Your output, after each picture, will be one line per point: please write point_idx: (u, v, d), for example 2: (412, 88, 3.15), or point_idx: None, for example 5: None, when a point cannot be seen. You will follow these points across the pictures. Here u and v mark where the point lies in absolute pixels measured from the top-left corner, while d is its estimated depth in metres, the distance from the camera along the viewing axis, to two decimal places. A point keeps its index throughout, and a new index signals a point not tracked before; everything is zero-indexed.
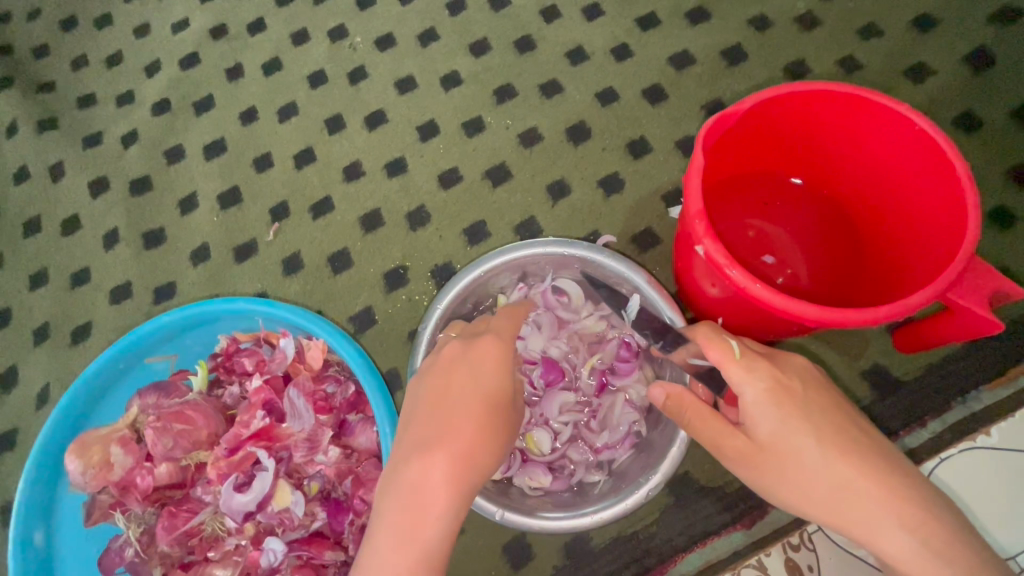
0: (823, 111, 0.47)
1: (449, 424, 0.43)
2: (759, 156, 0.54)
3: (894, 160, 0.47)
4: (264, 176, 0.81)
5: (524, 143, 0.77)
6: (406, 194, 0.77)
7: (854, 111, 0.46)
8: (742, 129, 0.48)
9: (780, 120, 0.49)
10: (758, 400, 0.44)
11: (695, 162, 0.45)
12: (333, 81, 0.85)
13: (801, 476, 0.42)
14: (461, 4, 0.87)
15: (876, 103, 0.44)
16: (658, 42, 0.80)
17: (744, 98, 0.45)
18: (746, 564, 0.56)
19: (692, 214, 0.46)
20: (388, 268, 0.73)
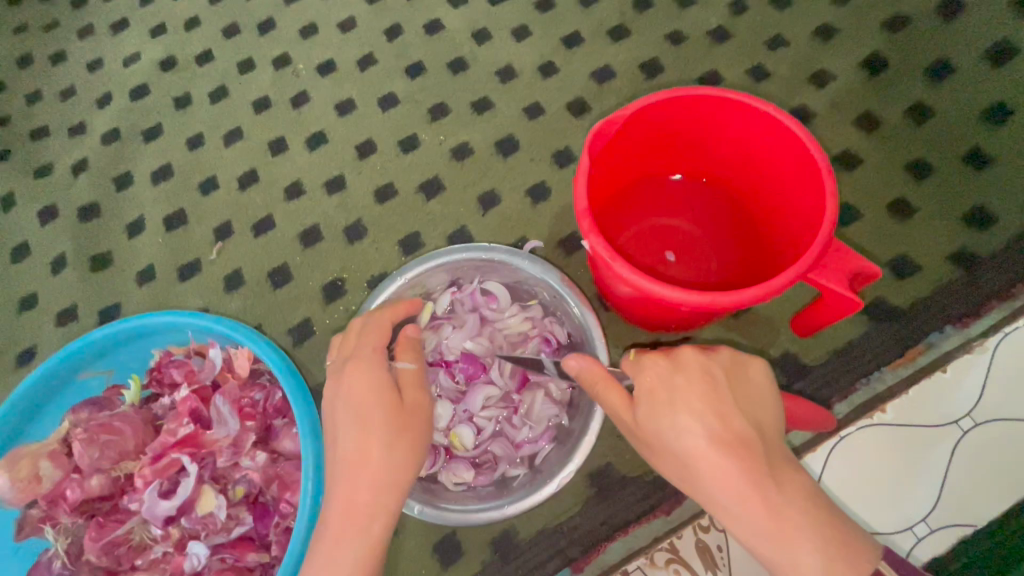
0: (699, 112, 0.51)
1: (350, 464, 0.47)
2: (654, 158, 0.58)
3: (769, 152, 0.51)
4: (209, 199, 0.84)
5: (456, 157, 0.81)
6: (344, 209, 0.80)
7: (726, 110, 0.50)
8: (628, 133, 0.51)
9: (662, 123, 0.52)
10: (664, 391, 0.44)
11: (580, 165, 0.47)
12: (277, 106, 0.89)
13: (709, 475, 0.41)
14: (399, 30, 0.92)
15: (743, 101, 0.48)
16: (582, 59, 0.85)
17: (623, 104, 0.48)
18: (659, 547, 0.58)
19: (579, 213, 0.48)
20: (326, 280, 0.76)
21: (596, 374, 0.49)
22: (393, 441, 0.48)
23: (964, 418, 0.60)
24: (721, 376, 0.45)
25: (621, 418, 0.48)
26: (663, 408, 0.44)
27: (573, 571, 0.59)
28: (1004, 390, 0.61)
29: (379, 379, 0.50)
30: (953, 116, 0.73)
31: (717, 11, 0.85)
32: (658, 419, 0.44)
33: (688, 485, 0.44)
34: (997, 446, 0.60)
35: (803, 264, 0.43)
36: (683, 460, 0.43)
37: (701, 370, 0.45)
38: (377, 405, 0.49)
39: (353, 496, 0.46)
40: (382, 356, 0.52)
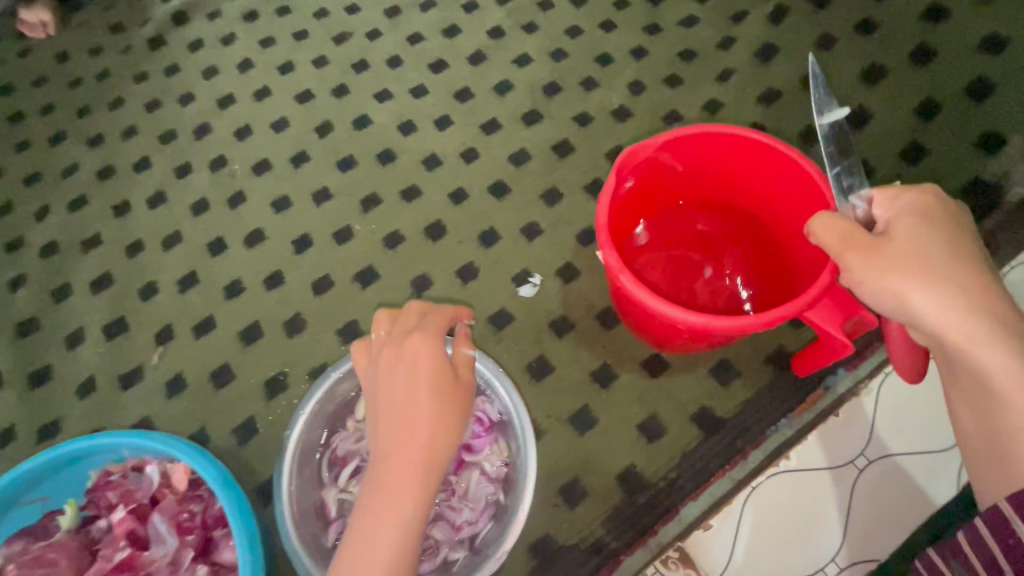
0: (712, 145, 0.64)
1: (398, 453, 0.47)
2: (675, 184, 0.71)
3: (797, 197, 0.62)
4: (150, 303, 0.86)
5: (388, 245, 0.86)
6: (283, 304, 0.83)
7: (736, 143, 0.63)
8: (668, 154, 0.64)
9: (682, 154, 0.65)
10: (946, 225, 0.48)
11: (606, 186, 0.58)
12: (215, 207, 0.93)
13: (990, 301, 0.44)
14: (329, 127, 0.98)
15: (748, 136, 0.61)
16: (500, 144, 0.92)
17: (665, 131, 0.60)
18: None
19: (598, 228, 0.57)
20: (269, 376, 0.78)
21: (834, 218, 0.49)
22: (438, 424, 0.49)
23: (860, 457, 0.65)
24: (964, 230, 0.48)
25: (861, 244, 0.47)
26: (916, 228, 0.47)
27: None
28: (895, 426, 0.66)
29: (441, 355, 0.52)
30: None
31: (618, 92, 0.95)
32: (952, 252, 0.46)
33: (960, 327, 0.43)
34: (895, 481, 0.64)
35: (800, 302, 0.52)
36: (967, 288, 0.44)
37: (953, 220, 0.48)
38: (433, 375, 0.51)
39: (389, 490, 0.46)
40: (442, 334, 0.54)
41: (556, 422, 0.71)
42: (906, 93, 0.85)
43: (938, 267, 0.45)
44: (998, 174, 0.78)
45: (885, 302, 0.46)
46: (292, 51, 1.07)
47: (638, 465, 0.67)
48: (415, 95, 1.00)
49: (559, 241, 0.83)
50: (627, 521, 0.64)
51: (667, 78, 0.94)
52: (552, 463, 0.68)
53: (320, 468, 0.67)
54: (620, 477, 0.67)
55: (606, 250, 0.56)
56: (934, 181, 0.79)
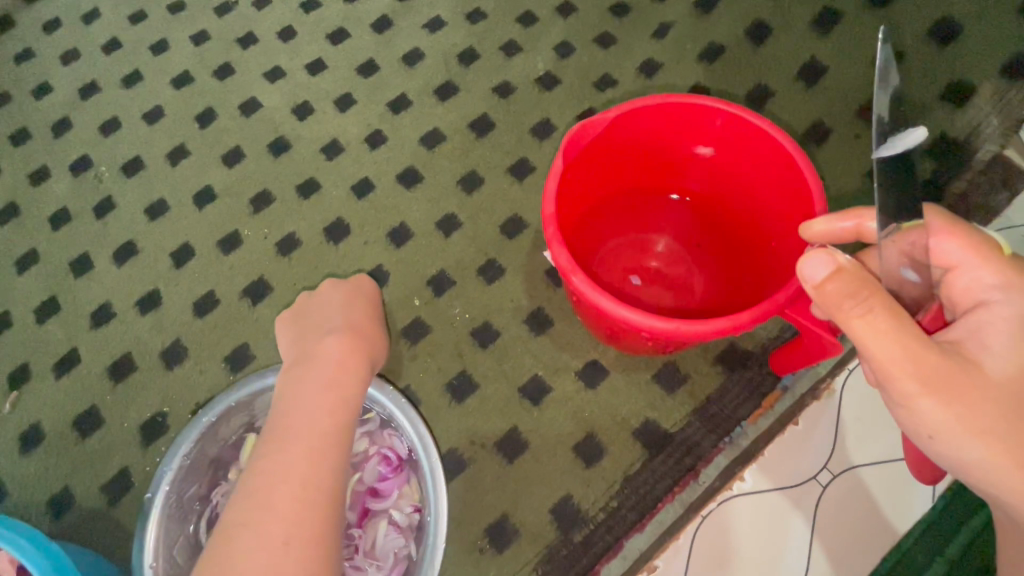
0: (675, 118, 0.54)
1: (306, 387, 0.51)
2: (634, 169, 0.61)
3: (763, 174, 0.54)
4: (1, 340, 0.72)
5: (282, 251, 0.73)
6: (160, 330, 0.70)
7: (701, 118, 0.53)
8: (615, 134, 0.54)
9: (635, 134, 0.55)
10: None
11: (552, 168, 0.48)
12: (78, 218, 0.79)
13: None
14: (211, 115, 0.84)
15: (716, 108, 0.51)
16: (410, 124, 0.80)
17: (609, 107, 0.50)
18: None
19: (545, 220, 0.47)
20: (145, 418, 0.66)
21: (880, 301, 0.36)
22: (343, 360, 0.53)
23: (822, 472, 0.57)
24: None
25: (924, 367, 0.36)
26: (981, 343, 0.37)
27: None
28: (859, 432, 0.58)
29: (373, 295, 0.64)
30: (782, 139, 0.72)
31: (543, 56, 0.83)
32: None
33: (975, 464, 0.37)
34: (863, 495, 0.57)
35: (776, 302, 0.43)
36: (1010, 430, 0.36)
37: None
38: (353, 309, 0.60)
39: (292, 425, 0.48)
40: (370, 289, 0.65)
41: (480, 449, 0.61)
42: (862, 43, 0.75)
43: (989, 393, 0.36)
44: (967, 130, 0.69)
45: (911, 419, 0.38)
46: (164, 26, 0.91)
47: (575, 496, 0.58)
48: (312, 71, 0.86)
49: (479, 235, 0.72)
50: (563, 564, 0.56)
51: (598, 38, 0.82)
52: (476, 501, 0.59)
53: (200, 530, 0.57)
54: (555, 511, 0.58)
55: (554, 248, 0.45)
56: None
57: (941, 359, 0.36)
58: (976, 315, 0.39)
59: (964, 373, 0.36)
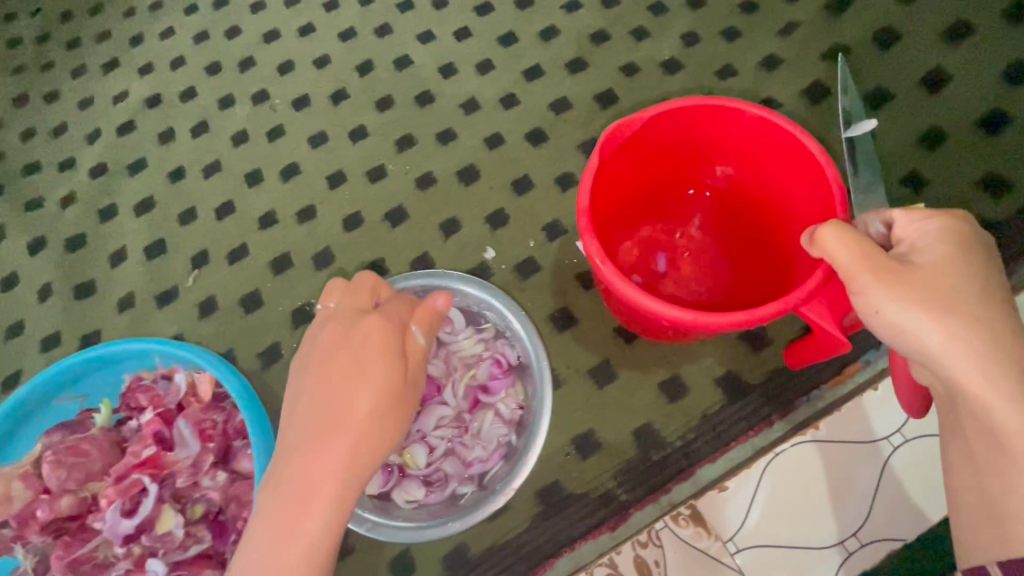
0: (684, 120, 0.60)
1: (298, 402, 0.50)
2: (652, 173, 0.68)
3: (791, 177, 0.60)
4: (188, 228, 0.88)
5: (420, 186, 0.85)
6: (314, 237, 0.84)
7: (734, 120, 0.60)
8: (656, 131, 0.61)
9: (673, 130, 0.62)
10: (975, 252, 0.45)
11: (591, 164, 0.55)
12: (254, 139, 0.94)
13: (1003, 333, 0.42)
14: (369, 66, 0.97)
15: (719, 105, 0.58)
16: (541, 92, 0.89)
17: (648, 107, 0.57)
18: (600, 562, 0.60)
19: (579, 209, 0.54)
20: (296, 306, 0.80)
21: (845, 229, 0.46)
22: (360, 366, 0.50)
23: (894, 435, 0.63)
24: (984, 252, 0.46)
25: (881, 270, 0.44)
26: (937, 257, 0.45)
27: None
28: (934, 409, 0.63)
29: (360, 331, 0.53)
30: (895, 141, 0.75)
31: (669, 44, 0.90)
32: (981, 300, 0.43)
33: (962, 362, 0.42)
34: (928, 463, 0.62)
35: (791, 300, 0.48)
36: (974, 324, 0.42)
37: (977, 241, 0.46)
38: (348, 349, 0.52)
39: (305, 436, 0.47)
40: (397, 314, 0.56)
41: (574, 372, 0.69)
42: (990, 58, 0.77)
43: (943, 291, 0.43)
44: None
45: (888, 330, 0.45)
46: None
47: (656, 423, 0.65)
48: (458, 38, 0.97)
49: None
50: (638, 478, 0.63)
51: (724, 32, 0.89)
52: (566, 414, 0.67)
53: None
54: (635, 433, 0.65)
55: (586, 240, 0.53)
56: (1010, 157, 0.73)
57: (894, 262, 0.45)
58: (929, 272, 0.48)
59: (909, 275, 0.44)
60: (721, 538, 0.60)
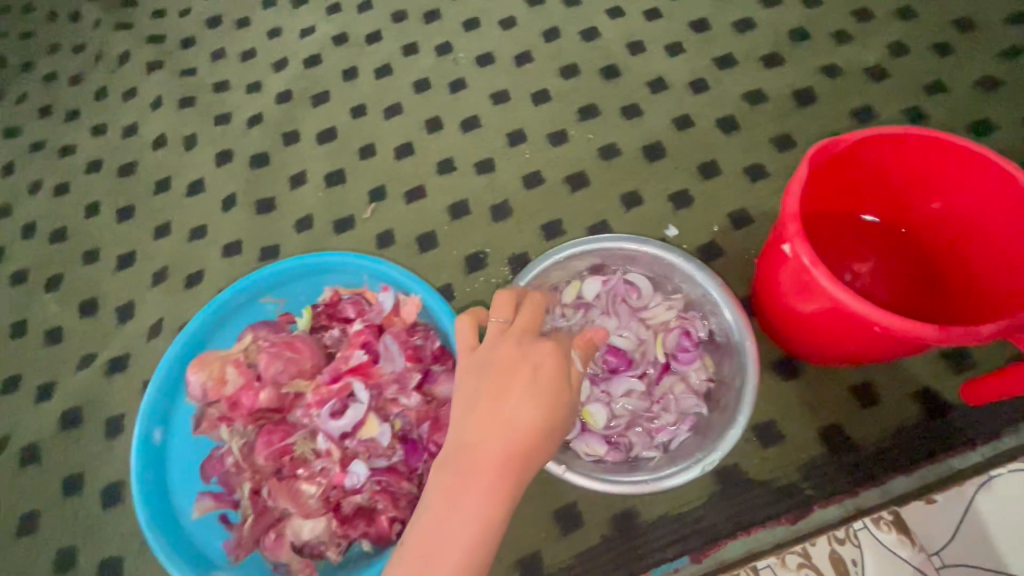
0: (883, 151, 0.55)
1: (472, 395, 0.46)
2: (824, 201, 0.62)
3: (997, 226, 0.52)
4: (367, 163, 0.91)
5: (603, 156, 0.85)
6: (492, 190, 0.85)
7: (945, 156, 0.53)
8: (856, 155, 0.55)
9: (869, 159, 0.56)
10: None
11: (799, 173, 0.51)
12: (436, 88, 0.96)
13: None
14: (556, 34, 0.97)
15: (927, 135, 0.52)
16: (734, 81, 0.88)
17: (855, 129, 0.52)
18: (789, 552, 0.54)
19: (786, 217, 0.51)
20: (470, 252, 0.81)
21: None
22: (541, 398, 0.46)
23: None
24: None
25: None
26: None
27: (691, 561, 0.60)
28: None
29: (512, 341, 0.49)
30: None
31: (874, 52, 0.87)
32: None
33: None
34: None
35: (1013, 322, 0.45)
36: None
37: None
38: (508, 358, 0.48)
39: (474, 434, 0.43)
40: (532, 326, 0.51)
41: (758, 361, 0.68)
42: None
43: None
44: None
45: None
46: None
47: (845, 426, 0.64)
48: (649, 17, 0.96)
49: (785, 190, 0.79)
50: (824, 477, 0.62)
51: (935, 47, 0.86)
52: None
53: None
54: (822, 432, 0.64)
55: (798, 245, 0.50)
56: None
57: None
58: None
59: None
60: (928, 551, 0.52)
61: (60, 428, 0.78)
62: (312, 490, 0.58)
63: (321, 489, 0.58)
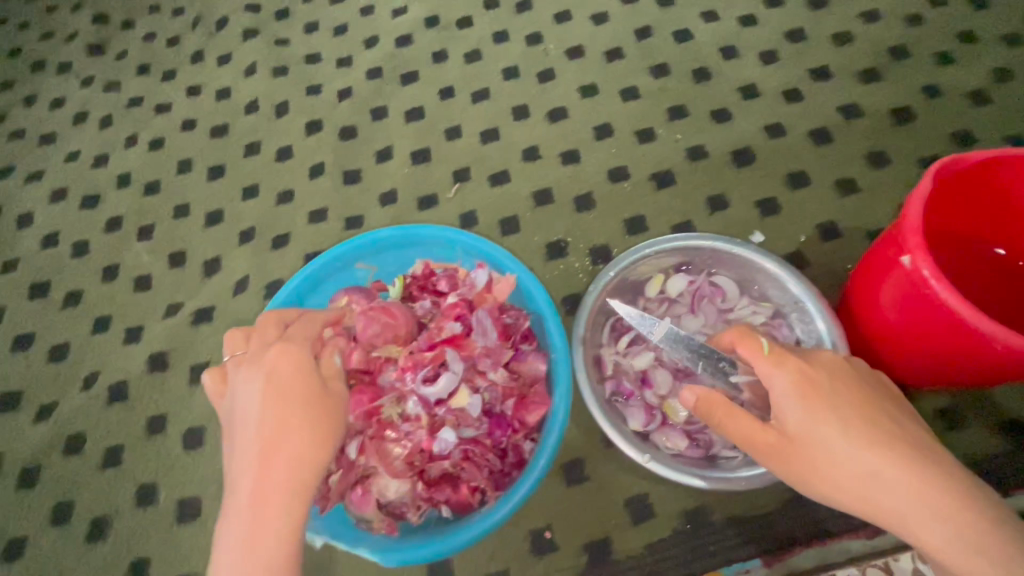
0: (1000, 172, 0.55)
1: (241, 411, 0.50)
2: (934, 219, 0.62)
3: None
4: (452, 144, 0.93)
5: (691, 156, 0.85)
6: (577, 180, 0.86)
7: None
8: (980, 175, 0.55)
9: (994, 180, 0.56)
10: (829, 400, 0.49)
11: (920, 186, 0.51)
12: (524, 77, 0.97)
13: (912, 488, 0.44)
14: (648, 33, 0.98)
15: None
16: (830, 93, 0.87)
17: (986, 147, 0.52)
18: (871, 564, 0.59)
19: (909, 229, 0.51)
20: (551, 239, 0.82)
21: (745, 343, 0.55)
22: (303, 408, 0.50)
23: None
24: (827, 388, 0.50)
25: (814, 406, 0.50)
26: (851, 405, 0.49)
27: (763, 563, 0.60)
28: None
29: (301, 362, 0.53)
30: None
31: (978, 76, 0.86)
32: (881, 447, 0.46)
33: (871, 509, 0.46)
34: None
35: None
36: (879, 483, 0.46)
37: (807, 375, 0.51)
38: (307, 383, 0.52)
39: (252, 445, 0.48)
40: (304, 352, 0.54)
41: None
42: None
43: (855, 437, 0.47)
44: None
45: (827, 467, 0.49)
46: None
47: None
48: (743, 23, 0.96)
49: (876, 207, 0.79)
50: None
51: None
52: None
53: (604, 328, 0.69)
54: None
55: (920, 258, 0.50)
56: None
57: (832, 399, 0.49)
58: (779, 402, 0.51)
59: (838, 415, 0.48)
60: None
61: (147, 370, 0.81)
62: (400, 452, 0.60)
63: (408, 451, 0.60)
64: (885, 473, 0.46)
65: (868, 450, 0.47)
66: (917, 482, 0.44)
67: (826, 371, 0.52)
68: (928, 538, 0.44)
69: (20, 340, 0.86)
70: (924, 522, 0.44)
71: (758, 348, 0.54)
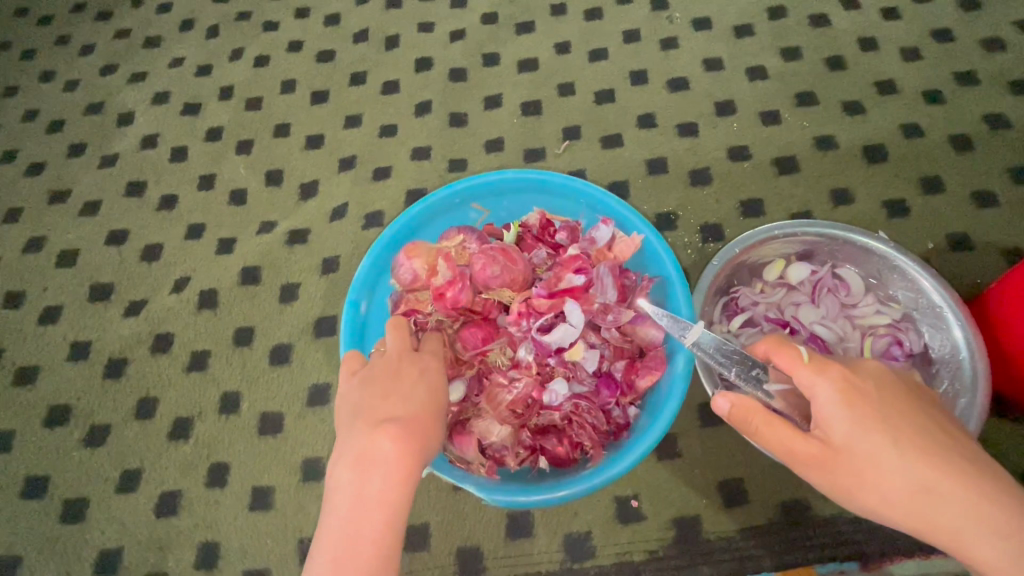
0: None
1: (348, 396, 0.49)
2: None
3: None
4: (565, 101, 0.90)
5: (819, 146, 0.81)
6: (694, 154, 0.83)
7: None
8: None
9: None
10: (875, 407, 0.46)
11: None
12: (646, 42, 0.93)
13: (966, 502, 0.41)
14: (783, 12, 0.93)
15: None
16: (974, 100, 0.82)
17: None
18: None
19: None
20: (661, 210, 0.80)
21: (780, 348, 0.51)
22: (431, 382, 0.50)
23: None
24: (874, 396, 0.47)
25: (856, 414, 0.46)
26: (894, 414, 0.45)
27: (861, 567, 0.59)
28: None
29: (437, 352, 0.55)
30: None
31: None
32: (931, 459, 0.43)
33: (923, 526, 0.43)
34: None
35: None
36: (931, 497, 0.42)
37: (849, 382, 0.47)
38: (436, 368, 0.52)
39: (374, 408, 0.46)
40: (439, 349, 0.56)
41: None
42: None
43: (900, 446, 0.44)
44: None
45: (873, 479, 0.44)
46: None
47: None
48: (887, 16, 0.90)
49: (1014, 224, 0.75)
50: None
51: None
52: None
53: (718, 307, 0.67)
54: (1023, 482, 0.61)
55: None
56: None
57: (874, 407, 0.46)
58: (822, 410, 0.47)
59: (882, 423, 0.45)
60: None
61: (239, 282, 0.81)
62: (509, 398, 0.59)
63: (516, 398, 0.59)
64: (938, 488, 0.42)
65: (919, 463, 0.43)
66: (970, 497, 0.41)
67: (871, 380, 0.48)
68: (981, 552, 0.40)
69: (115, 236, 0.87)
70: (979, 536, 0.40)
71: (796, 357, 0.50)
